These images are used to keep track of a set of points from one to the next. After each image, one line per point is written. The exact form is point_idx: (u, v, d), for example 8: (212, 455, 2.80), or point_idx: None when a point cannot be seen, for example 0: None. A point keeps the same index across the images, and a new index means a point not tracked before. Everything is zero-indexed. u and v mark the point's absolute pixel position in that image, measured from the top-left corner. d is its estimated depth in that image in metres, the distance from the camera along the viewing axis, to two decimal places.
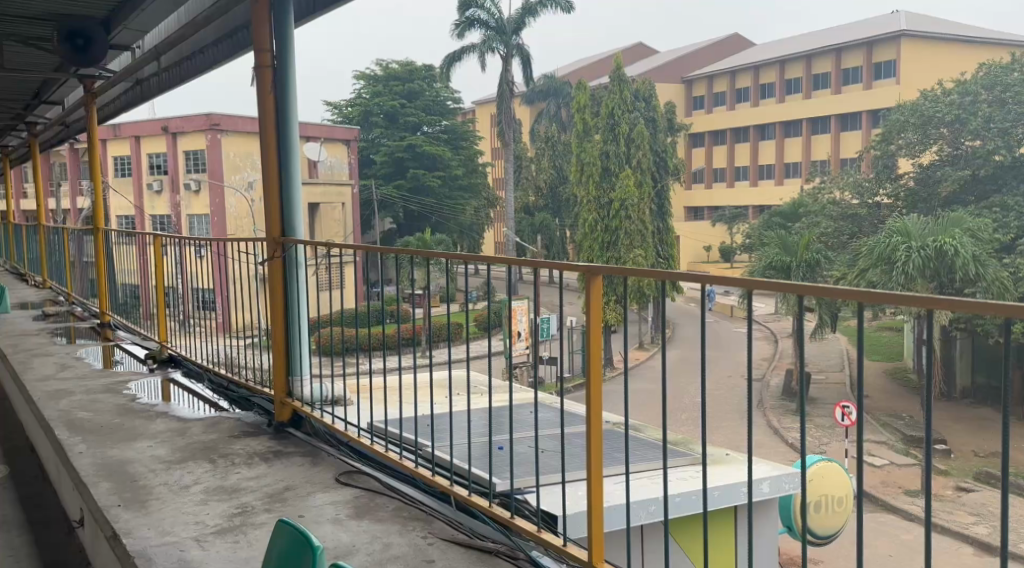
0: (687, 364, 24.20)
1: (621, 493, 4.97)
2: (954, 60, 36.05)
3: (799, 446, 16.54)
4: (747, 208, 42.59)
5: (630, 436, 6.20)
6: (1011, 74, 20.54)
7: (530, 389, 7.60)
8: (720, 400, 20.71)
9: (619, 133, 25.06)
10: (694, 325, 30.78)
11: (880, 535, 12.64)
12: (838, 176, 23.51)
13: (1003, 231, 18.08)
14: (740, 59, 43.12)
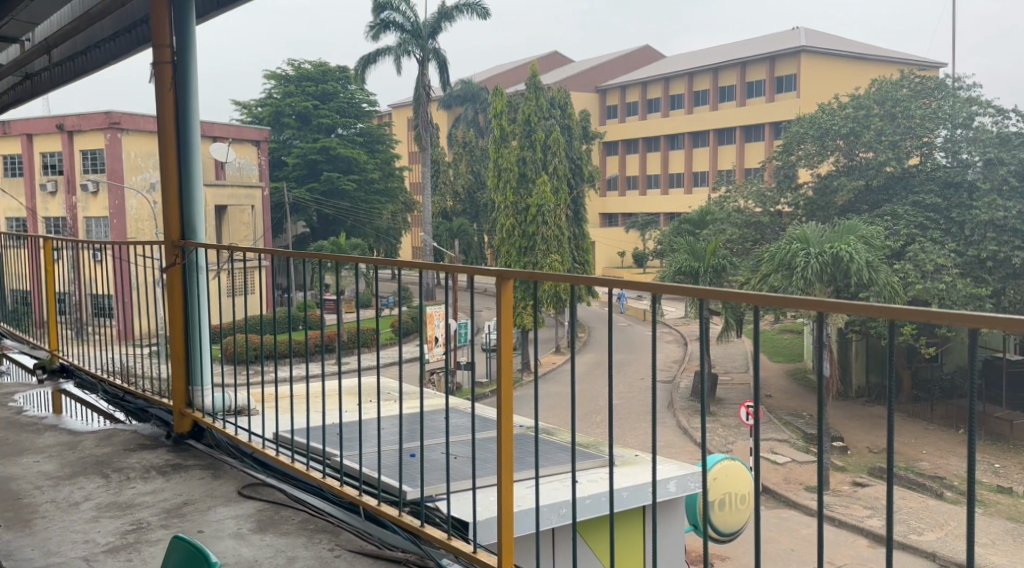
0: (601, 367, 24.52)
1: (531, 498, 4.98)
2: (849, 76, 37.75)
3: (704, 446, 16.92)
4: (657, 215, 43.46)
5: (541, 440, 6.25)
6: (900, 90, 21.38)
7: (442, 395, 7.56)
8: (631, 401, 21.05)
9: (536, 140, 25.62)
10: (608, 328, 31.19)
11: (780, 531, 13.01)
12: (741, 185, 23.71)
13: (893, 238, 18.91)
14: (650, 70, 43.96)
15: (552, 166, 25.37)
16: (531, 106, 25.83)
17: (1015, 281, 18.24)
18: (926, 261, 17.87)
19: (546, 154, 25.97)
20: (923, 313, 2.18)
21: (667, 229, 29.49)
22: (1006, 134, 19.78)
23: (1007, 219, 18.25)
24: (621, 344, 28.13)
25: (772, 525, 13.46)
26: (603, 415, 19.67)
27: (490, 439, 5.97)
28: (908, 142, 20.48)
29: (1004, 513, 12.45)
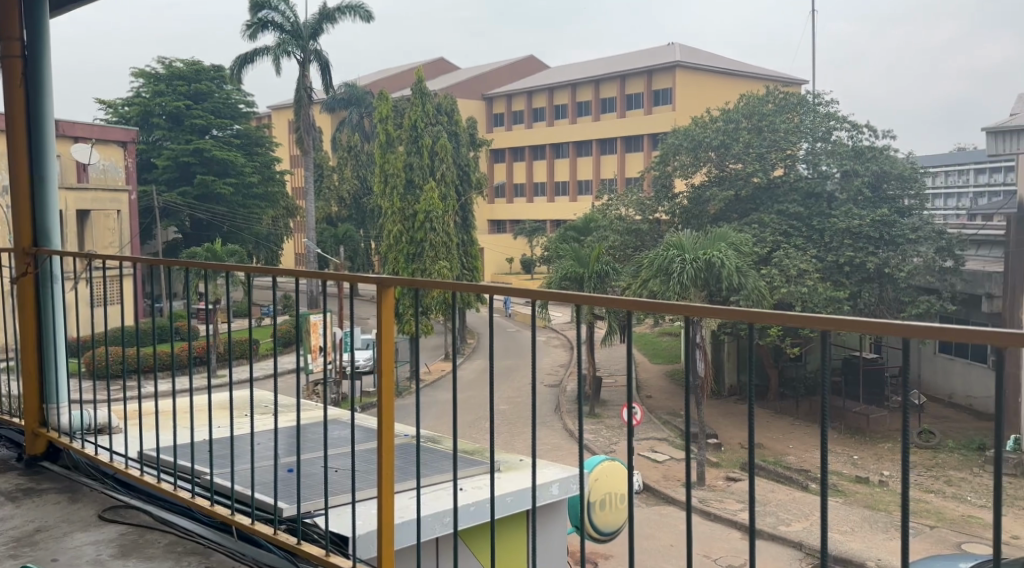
0: (488, 374, 24.52)
1: (412, 509, 4.95)
2: (720, 91, 39.28)
3: (587, 447, 17.11)
4: (543, 221, 43.96)
5: (422, 448, 6.22)
6: (766, 105, 22.39)
7: (319, 406, 7.45)
8: (516, 406, 21.13)
9: (423, 145, 25.15)
10: (497, 334, 31.26)
11: (657, 527, 13.29)
12: (623, 193, 24.26)
13: (760, 244, 19.76)
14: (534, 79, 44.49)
15: (440, 173, 25.20)
16: (416, 112, 25.23)
17: (870, 283, 19.26)
18: (789, 267, 18.73)
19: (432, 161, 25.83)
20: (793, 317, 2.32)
21: (554, 235, 29.74)
22: (860, 147, 21.02)
23: (862, 227, 19.43)
24: (509, 349, 28.22)
25: (651, 521, 13.73)
26: (487, 422, 19.65)
27: (370, 450, 5.90)
28: (773, 155, 21.47)
29: (862, 501, 13.12)
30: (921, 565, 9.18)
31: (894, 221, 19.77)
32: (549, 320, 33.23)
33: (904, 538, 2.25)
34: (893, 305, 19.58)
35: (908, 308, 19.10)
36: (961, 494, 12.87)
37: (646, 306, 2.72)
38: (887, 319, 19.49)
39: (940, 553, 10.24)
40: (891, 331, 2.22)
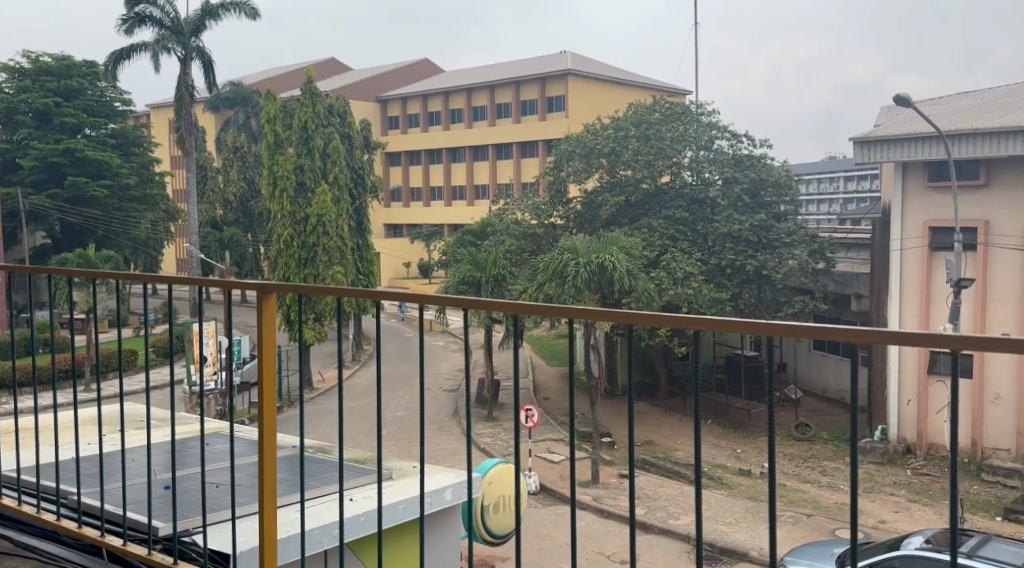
0: (386, 381, 24.46)
1: (297, 523, 4.96)
2: (610, 99, 40.33)
3: (481, 451, 17.22)
4: (441, 226, 44.02)
5: (307, 459, 6.24)
6: (653, 114, 23.07)
7: (195, 422, 7.38)
8: (413, 412, 21.10)
9: (313, 147, 24.52)
10: (395, 340, 31.10)
11: (552, 527, 13.50)
12: (518, 198, 24.20)
13: (649, 248, 20.31)
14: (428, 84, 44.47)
15: (332, 175, 25.09)
16: (306, 112, 24.59)
17: (749, 284, 20.26)
18: (676, 269, 19.33)
19: (325, 163, 25.07)
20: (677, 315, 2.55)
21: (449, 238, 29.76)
22: (739, 156, 22.00)
23: (743, 231, 20.41)
24: (405, 354, 28.09)
25: (544, 519, 13.94)
26: (383, 430, 19.50)
27: (251, 463, 5.89)
28: (661, 162, 22.09)
29: (745, 492, 13.72)
30: (799, 550, 9.72)
31: (771, 226, 20.92)
32: (446, 324, 33.20)
33: (756, 507, 2.58)
34: (770, 306, 20.71)
35: (784, 308, 20.33)
36: (835, 483, 13.63)
37: (528, 307, 2.94)
38: (766, 318, 20.57)
39: (816, 540, 10.81)
40: (742, 328, 2.56)
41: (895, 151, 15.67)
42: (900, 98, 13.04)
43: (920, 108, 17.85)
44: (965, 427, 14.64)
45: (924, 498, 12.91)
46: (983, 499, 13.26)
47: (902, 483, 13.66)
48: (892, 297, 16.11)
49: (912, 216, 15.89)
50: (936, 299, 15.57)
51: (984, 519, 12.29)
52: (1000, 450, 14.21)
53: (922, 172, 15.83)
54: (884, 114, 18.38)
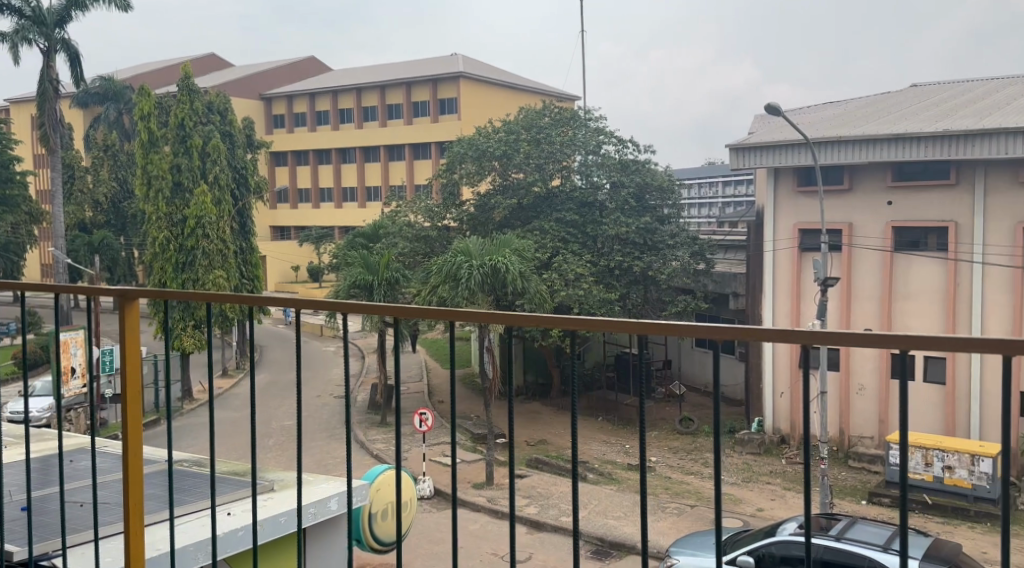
0: (273, 389, 24.02)
1: (165, 541, 5.01)
2: (500, 103, 40.86)
3: (372, 457, 17.15)
4: (331, 228, 43.51)
5: (179, 474, 6.22)
6: (543, 118, 23.41)
7: (56, 441, 7.24)
8: (301, 421, 20.76)
9: (190, 146, 22.94)
10: (283, 346, 30.55)
11: (444, 531, 13.56)
12: (411, 200, 24.03)
13: (541, 250, 20.62)
14: (315, 82, 43.71)
15: (212, 175, 23.40)
16: (183, 109, 23.18)
17: (636, 285, 20.93)
18: (567, 271, 19.73)
19: (203, 161, 23.63)
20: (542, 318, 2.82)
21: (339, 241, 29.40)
22: (626, 160, 22.66)
23: (630, 234, 21.03)
24: (293, 362, 27.64)
25: (436, 522, 14.03)
26: (269, 439, 19.15)
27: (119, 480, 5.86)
28: (551, 166, 22.48)
29: (633, 487, 14.16)
30: (684, 540, 10.17)
31: (655, 228, 21.71)
32: (338, 328, 32.84)
33: (634, 504, 2.85)
34: (656, 306, 21.49)
35: (669, 308, 21.16)
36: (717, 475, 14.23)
37: (404, 312, 3.10)
38: (651, 317, 21.34)
39: (699, 530, 11.30)
40: (599, 327, 2.85)
41: (767, 158, 16.46)
42: (772, 107, 13.72)
43: (791, 117, 18.83)
44: (833, 417, 15.53)
45: (797, 486, 13.65)
46: (850, 485, 14.13)
47: (779, 473, 14.38)
48: (767, 296, 16.92)
49: (783, 218, 16.72)
50: (806, 297, 16.47)
51: (852, 502, 13.08)
52: (865, 438, 15.20)
53: (792, 178, 16.67)
54: (757, 122, 19.31)
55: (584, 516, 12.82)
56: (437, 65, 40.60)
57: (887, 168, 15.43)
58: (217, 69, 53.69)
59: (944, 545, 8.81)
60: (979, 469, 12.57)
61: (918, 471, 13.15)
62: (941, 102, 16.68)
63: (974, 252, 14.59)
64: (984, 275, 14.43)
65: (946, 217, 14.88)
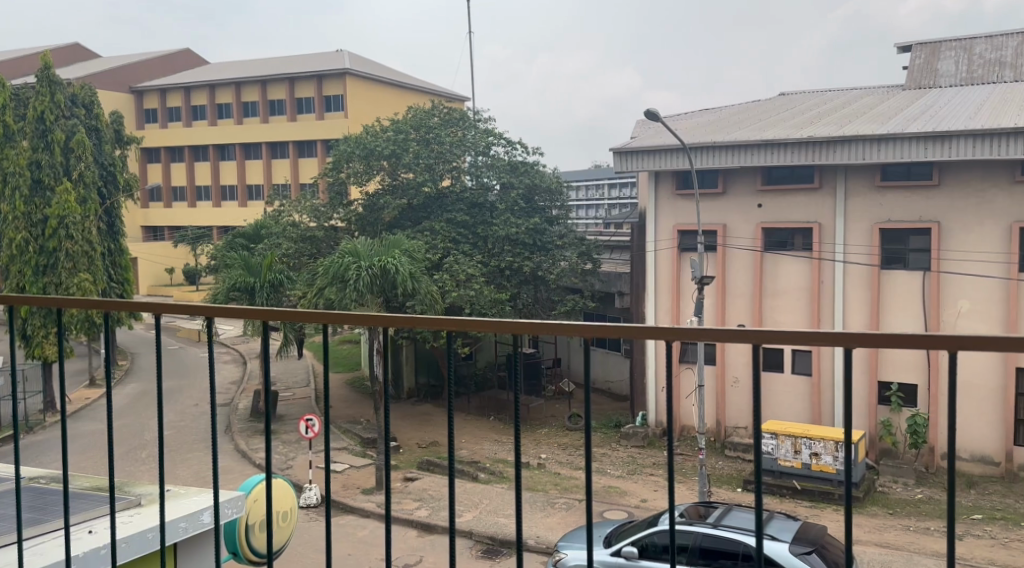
0: (146, 399, 23.16)
1: (17, 564, 4.95)
2: (387, 101, 40.82)
3: (258, 467, 16.74)
4: (209, 227, 42.66)
5: (37, 496, 6.03)
6: (432, 118, 23.33)
7: None
8: (179, 432, 20.10)
9: (53, 141, 21.71)
10: (156, 353, 29.52)
11: (332, 540, 13.41)
12: (296, 199, 23.56)
13: (432, 251, 20.62)
14: (191, 75, 42.16)
15: (76, 172, 22.31)
16: (43, 102, 21.69)
17: (526, 285, 21.33)
18: (458, 272, 19.88)
19: (67, 157, 22.21)
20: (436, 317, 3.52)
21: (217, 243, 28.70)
22: (515, 162, 23.01)
23: (519, 234, 21.39)
24: (169, 370, 26.77)
25: (325, 530, 13.86)
26: (145, 450, 18.53)
27: None
28: (440, 166, 22.49)
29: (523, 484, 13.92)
30: (576, 533, 10.46)
31: (543, 229, 22.23)
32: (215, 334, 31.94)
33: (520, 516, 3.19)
34: (545, 305, 22.00)
35: (558, 307, 21.72)
36: (604, 469, 14.68)
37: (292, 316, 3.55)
38: (541, 317, 21.85)
39: (586, 524, 11.66)
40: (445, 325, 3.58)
41: (648, 161, 17.08)
42: (650, 112, 14.26)
43: (671, 123, 19.60)
44: (711, 409, 16.27)
45: (678, 477, 14.25)
46: (726, 474, 14.84)
47: (662, 464, 14.99)
48: (649, 295, 17.55)
49: (663, 220, 17.39)
50: (684, 295, 17.19)
51: (728, 490, 13.75)
52: (740, 428, 15.92)
53: (671, 181, 17.33)
54: (638, 127, 20.00)
55: (475, 516, 13.01)
56: (323, 60, 40.03)
57: (757, 172, 16.26)
58: (80, 60, 51.25)
59: (810, 528, 9.41)
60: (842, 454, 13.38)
61: (788, 458, 13.88)
62: (809, 109, 17.68)
63: (836, 252, 15.59)
64: (845, 272, 15.47)
65: (810, 218, 15.80)
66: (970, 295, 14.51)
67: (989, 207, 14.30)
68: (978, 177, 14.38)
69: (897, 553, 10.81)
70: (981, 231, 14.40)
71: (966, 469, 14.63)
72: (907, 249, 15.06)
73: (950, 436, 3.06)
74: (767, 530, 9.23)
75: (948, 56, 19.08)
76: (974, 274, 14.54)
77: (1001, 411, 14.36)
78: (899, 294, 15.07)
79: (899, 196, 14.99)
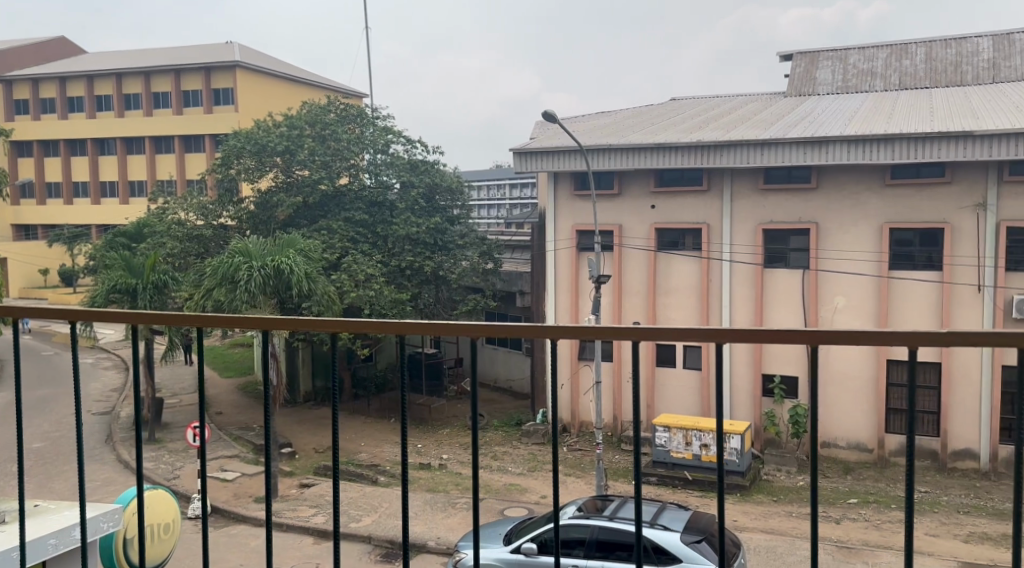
0: (19, 409, 22.15)
1: None
2: (280, 96, 40.10)
3: (143, 477, 16.24)
4: (88, 227, 41.12)
5: None
6: (328, 115, 23.08)
7: None
8: (56, 443, 19.29)
9: None
10: (28, 360, 28.29)
11: (224, 551, 13.17)
12: (181, 195, 22.55)
13: (329, 251, 20.42)
14: (67, 64, 40.46)
15: None
16: None
17: (426, 285, 21.43)
18: (357, 272, 19.80)
19: None
20: (331, 318, 3.81)
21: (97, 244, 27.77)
22: (415, 161, 23.10)
23: (419, 234, 21.48)
24: (44, 378, 25.65)
25: (216, 542, 13.58)
26: (20, 463, 17.74)
27: None
28: (338, 163, 22.23)
29: (424, 486, 14.03)
30: (475, 533, 10.62)
31: (444, 229, 22.39)
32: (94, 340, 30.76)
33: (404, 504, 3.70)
34: (447, 305, 22.19)
35: (460, 306, 21.93)
36: (504, 467, 14.93)
37: (171, 319, 3.99)
38: (443, 317, 22.01)
39: (486, 523, 11.86)
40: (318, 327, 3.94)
41: (547, 162, 17.39)
42: (547, 114, 14.62)
43: (568, 124, 20.10)
44: (608, 405, 16.71)
45: (577, 472, 14.63)
46: (623, 466, 15.35)
47: (560, 460, 15.37)
48: (548, 293, 17.91)
49: (562, 220, 17.74)
50: (583, 294, 17.63)
51: (625, 483, 14.21)
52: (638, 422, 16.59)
53: (570, 182, 17.70)
54: (536, 127, 20.39)
55: (375, 521, 13.05)
56: (211, 51, 39.03)
57: (650, 174, 16.78)
58: None
59: (700, 517, 9.84)
60: (731, 445, 13.98)
61: (680, 450, 14.42)
62: (701, 114, 18.34)
63: (723, 252, 16.24)
64: (732, 271, 16.16)
65: (699, 219, 16.42)
66: (846, 291, 15.33)
67: (863, 209, 15.19)
68: (853, 180, 15.25)
69: (782, 538, 11.41)
70: (856, 231, 15.26)
71: (844, 455, 15.49)
72: (788, 249, 15.84)
73: (813, 432, 3.46)
74: (659, 520, 9.58)
75: (825, 65, 20.08)
76: (850, 273, 15.40)
77: (873, 401, 15.25)
78: (781, 292, 15.83)
79: (781, 198, 15.76)
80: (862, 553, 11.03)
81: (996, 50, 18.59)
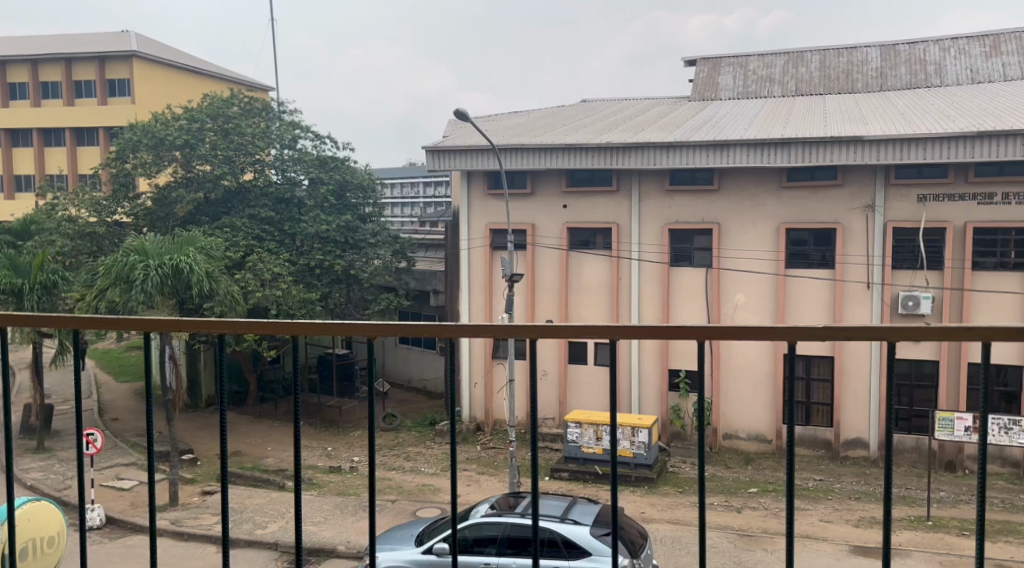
0: None
1: None
2: (179, 87, 39.02)
3: (33, 488, 15.72)
4: None
5: None
6: (230, 108, 22.37)
7: None
8: None
9: None
10: None
11: (123, 562, 12.87)
12: (70, 191, 21.53)
13: (233, 249, 20.00)
14: None
15: None
16: None
17: (338, 284, 21.36)
18: (263, 271, 19.52)
19: None
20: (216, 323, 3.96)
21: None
22: (324, 157, 22.96)
23: (329, 231, 21.41)
24: None
25: (112, 553, 13.28)
26: None
27: None
28: (241, 158, 21.59)
29: (333, 490, 14.05)
30: (382, 536, 10.70)
31: (356, 227, 22.33)
32: None
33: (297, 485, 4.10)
34: (359, 304, 22.18)
35: (372, 305, 21.98)
36: (415, 467, 15.03)
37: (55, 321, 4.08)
38: (354, 317, 21.99)
39: (396, 524, 11.94)
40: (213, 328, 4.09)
41: (459, 161, 17.47)
42: (459, 112, 14.72)
43: (480, 123, 20.31)
44: (521, 403, 16.97)
45: (491, 470, 14.83)
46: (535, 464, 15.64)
47: (473, 459, 15.55)
48: (463, 292, 18.07)
49: (475, 219, 17.89)
50: (497, 293, 17.85)
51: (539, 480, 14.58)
52: (549, 418, 17.02)
53: (482, 181, 17.87)
54: (449, 126, 20.52)
55: (281, 527, 12.99)
56: (103, 38, 37.65)
57: (562, 174, 17.07)
58: None
59: (609, 510, 10.13)
60: (638, 439, 14.40)
61: (590, 445, 14.78)
62: (611, 116, 18.79)
63: (632, 251, 16.65)
64: (640, 269, 16.59)
65: (609, 219, 16.80)
66: (746, 289, 15.96)
67: (762, 210, 15.82)
68: (753, 183, 15.86)
69: (684, 528, 11.84)
70: (755, 231, 15.87)
71: (745, 446, 16.06)
72: (692, 248, 16.35)
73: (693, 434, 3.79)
74: (570, 515, 9.82)
75: (727, 71, 20.71)
76: (750, 272, 15.99)
77: (772, 396, 15.88)
78: (685, 290, 16.35)
79: (685, 199, 16.27)
80: (760, 541, 11.53)
81: (883, 59, 19.57)
